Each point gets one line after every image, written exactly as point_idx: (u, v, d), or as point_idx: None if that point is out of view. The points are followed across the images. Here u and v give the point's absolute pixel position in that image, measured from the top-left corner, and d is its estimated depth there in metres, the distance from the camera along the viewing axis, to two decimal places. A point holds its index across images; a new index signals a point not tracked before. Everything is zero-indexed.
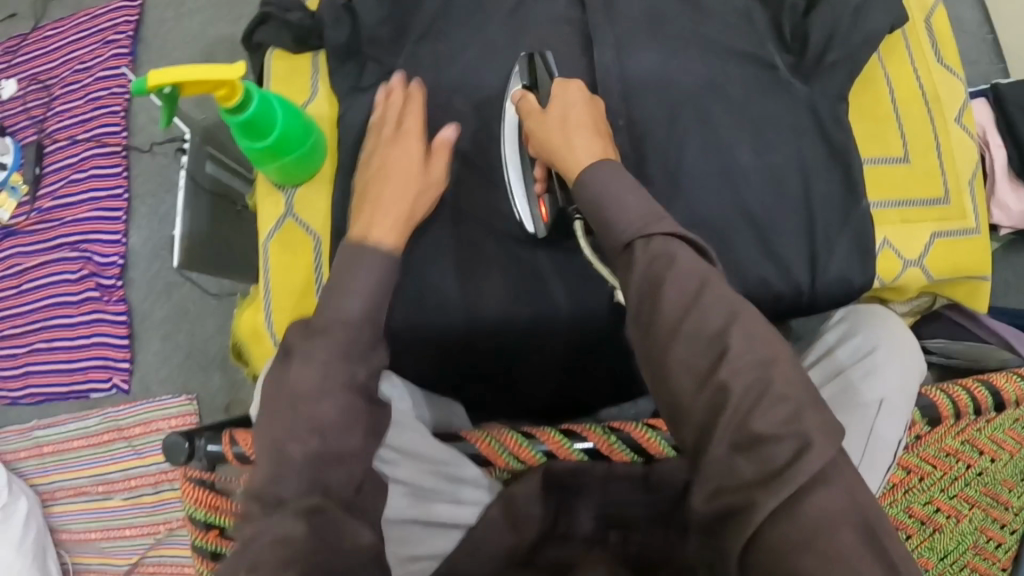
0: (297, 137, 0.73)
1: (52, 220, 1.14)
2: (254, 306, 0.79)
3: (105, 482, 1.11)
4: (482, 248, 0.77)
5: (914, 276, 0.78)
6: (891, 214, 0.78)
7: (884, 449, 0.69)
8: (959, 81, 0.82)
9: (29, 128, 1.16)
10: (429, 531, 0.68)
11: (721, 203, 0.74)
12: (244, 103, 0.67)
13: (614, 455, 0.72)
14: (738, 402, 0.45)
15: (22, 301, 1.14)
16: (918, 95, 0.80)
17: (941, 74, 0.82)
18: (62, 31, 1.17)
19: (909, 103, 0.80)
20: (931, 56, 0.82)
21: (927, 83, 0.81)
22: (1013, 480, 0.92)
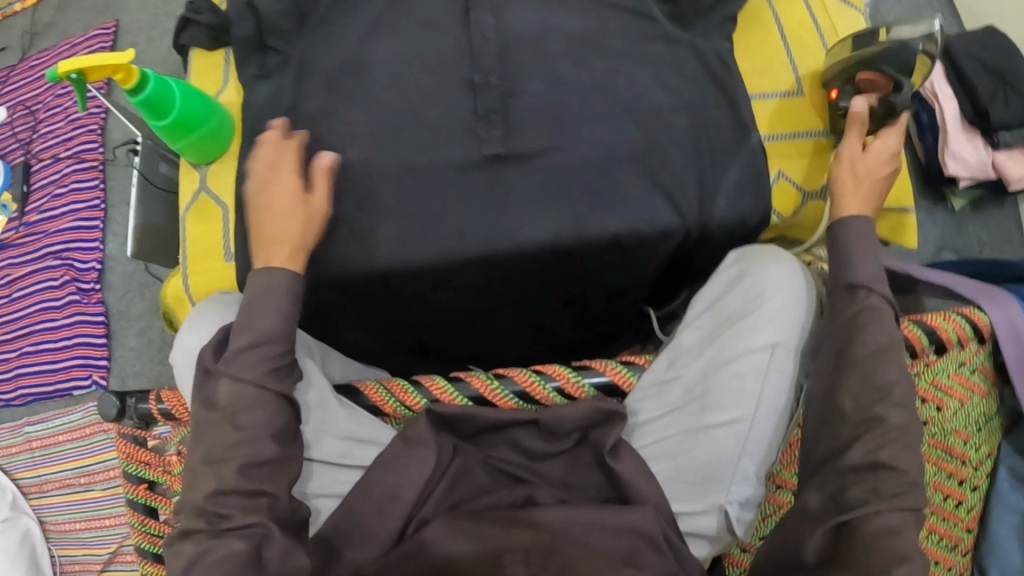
0: (201, 116, 0.76)
1: (37, 232, 1.23)
2: (178, 272, 0.83)
3: (86, 474, 1.17)
4: None
5: (814, 209, 0.81)
6: (787, 146, 0.82)
7: (777, 396, 0.68)
8: (858, 16, 0.87)
9: (18, 151, 1.27)
10: (325, 470, 0.71)
11: (609, 148, 0.74)
12: (142, 85, 0.71)
13: (499, 401, 0.74)
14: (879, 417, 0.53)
15: (13, 309, 1.22)
16: (812, 31, 0.85)
17: (838, 8, 0.87)
18: (45, 61, 1.29)
19: (800, 39, 0.85)
20: None
21: (821, 18, 0.86)
22: (967, 432, 0.87)
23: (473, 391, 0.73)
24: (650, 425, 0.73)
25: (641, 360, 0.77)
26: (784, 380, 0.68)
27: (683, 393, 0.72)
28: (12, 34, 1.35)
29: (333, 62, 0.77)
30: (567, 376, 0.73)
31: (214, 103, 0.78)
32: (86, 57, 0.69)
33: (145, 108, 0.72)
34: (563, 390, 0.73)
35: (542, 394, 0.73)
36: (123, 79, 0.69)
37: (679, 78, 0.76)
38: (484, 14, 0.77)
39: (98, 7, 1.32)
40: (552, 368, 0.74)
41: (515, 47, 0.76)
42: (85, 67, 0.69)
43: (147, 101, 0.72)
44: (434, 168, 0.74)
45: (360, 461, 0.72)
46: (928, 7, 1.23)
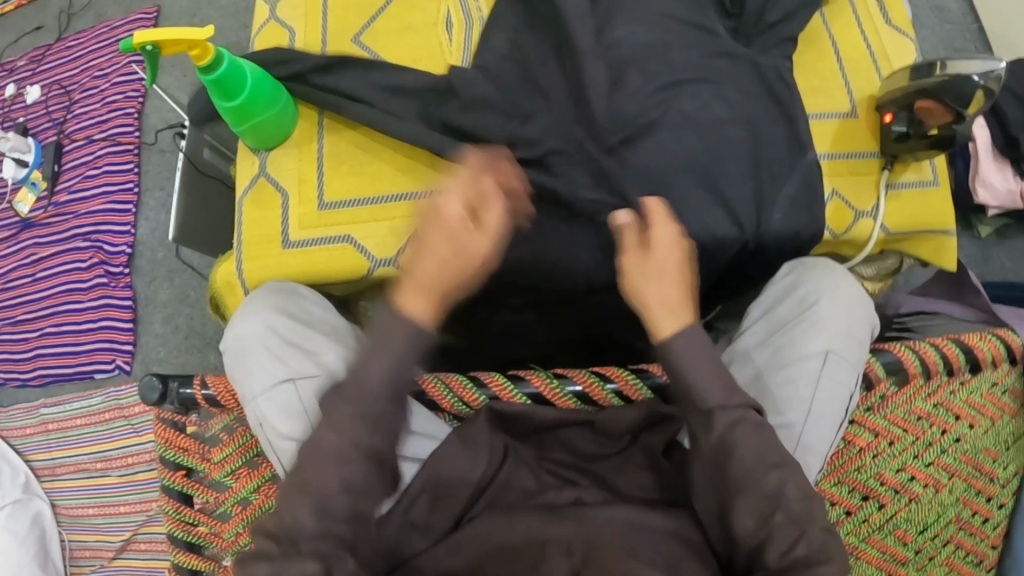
0: (268, 98, 0.76)
1: (67, 212, 1.22)
2: (231, 258, 0.83)
3: (103, 459, 1.16)
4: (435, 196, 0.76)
5: (865, 227, 0.82)
6: (840, 165, 0.83)
7: (834, 402, 0.70)
8: (909, 41, 0.89)
9: (50, 130, 1.26)
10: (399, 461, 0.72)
11: (670, 155, 0.75)
12: (215, 64, 0.71)
13: (558, 401, 0.75)
14: None
15: (37, 289, 1.21)
16: (865, 54, 0.87)
17: (891, 34, 0.89)
18: (83, 42, 1.29)
19: (854, 61, 0.87)
20: (879, 18, 0.89)
21: (875, 43, 0.88)
22: (996, 449, 0.88)
23: (532, 388, 0.74)
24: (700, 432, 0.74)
25: None
26: (840, 387, 0.70)
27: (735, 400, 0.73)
28: (49, 13, 1.35)
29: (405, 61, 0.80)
30: (624, 377, 0.75)
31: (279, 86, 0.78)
32: (163, 32, 0.69)
33: (216, 88, 0.72)
34: (621, 392, 0.74)
35: (600, 395, 0.74)
36: (198, 57, 0.70)
37: (741, 92, 0.78)
38: (553, 17, 0.78)
39: None
40: (610, 371, 0.75)
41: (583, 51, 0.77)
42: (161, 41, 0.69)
43: (218, 82, 0.73)
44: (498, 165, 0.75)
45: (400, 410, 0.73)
46: (960, 37, 1.28)
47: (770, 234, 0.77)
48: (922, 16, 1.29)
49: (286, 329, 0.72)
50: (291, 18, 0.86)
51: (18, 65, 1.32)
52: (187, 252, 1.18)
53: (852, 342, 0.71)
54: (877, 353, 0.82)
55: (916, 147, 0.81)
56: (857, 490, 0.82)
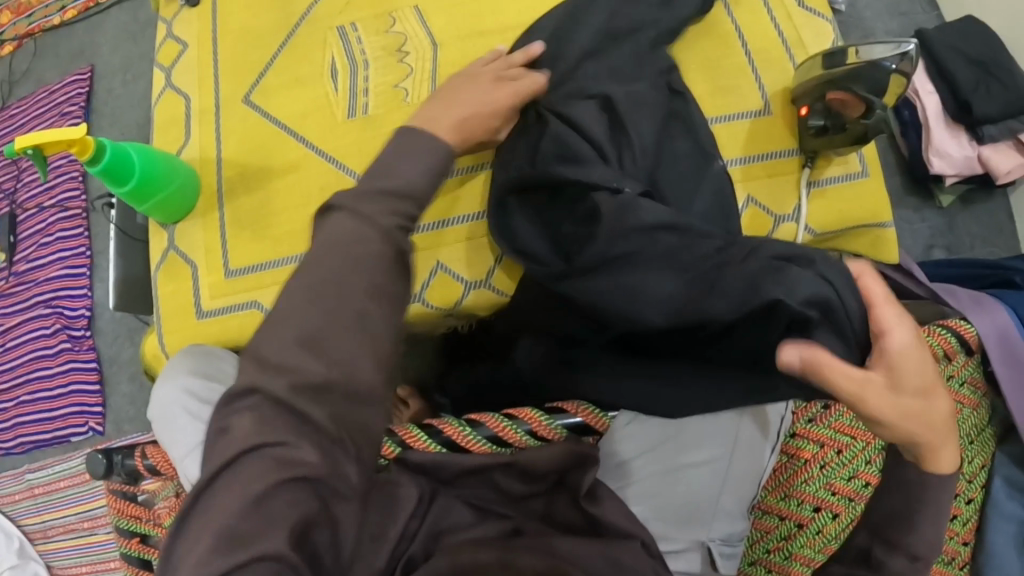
0: (162, 179, 0.76)
1: (27, 281, 1.24)
2: (153, 330, 0.83)
3: (88, 519, 1.18)
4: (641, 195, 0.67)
5: (787, 232, 0.80)
6: (756, 169, 0.80)
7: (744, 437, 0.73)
8: (826, 23, 0.84)
9: (3, 201, 1.28)
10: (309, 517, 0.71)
11: None
12: (98, 155, 0.69)
13: (473, 447, 0.73)
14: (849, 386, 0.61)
15: (7, 359, 1.24)
16: (777, 44, 0.83)
17: (806, 18, 0.85)
18: (24, 110, 1.30)
19: (765, 53, 0.83)
20: (791, 3, 0.85)
21: (787, 30, 0.84)
22: (960, 445, 0.85)
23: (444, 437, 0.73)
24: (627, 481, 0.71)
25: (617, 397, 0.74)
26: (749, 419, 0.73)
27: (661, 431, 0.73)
28: None
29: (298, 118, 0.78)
30: (538, 417, 0.73)
31: (175, 164, 0.78)
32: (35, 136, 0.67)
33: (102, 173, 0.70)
34: (535, 432, 0.72)
35: (514, 438, 0.72)
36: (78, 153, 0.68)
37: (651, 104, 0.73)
38: None
39: (72, 53, 1.32)
40: (524, 412, 0.73)
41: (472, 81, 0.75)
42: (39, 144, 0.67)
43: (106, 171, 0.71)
44: None
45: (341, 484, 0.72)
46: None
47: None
48: None
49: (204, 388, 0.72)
50: (185, 83, 0.86)
51: None
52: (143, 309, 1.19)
53: None
54: None
55: (835, 142, 0.76)
56: (807, 503, 0.78)
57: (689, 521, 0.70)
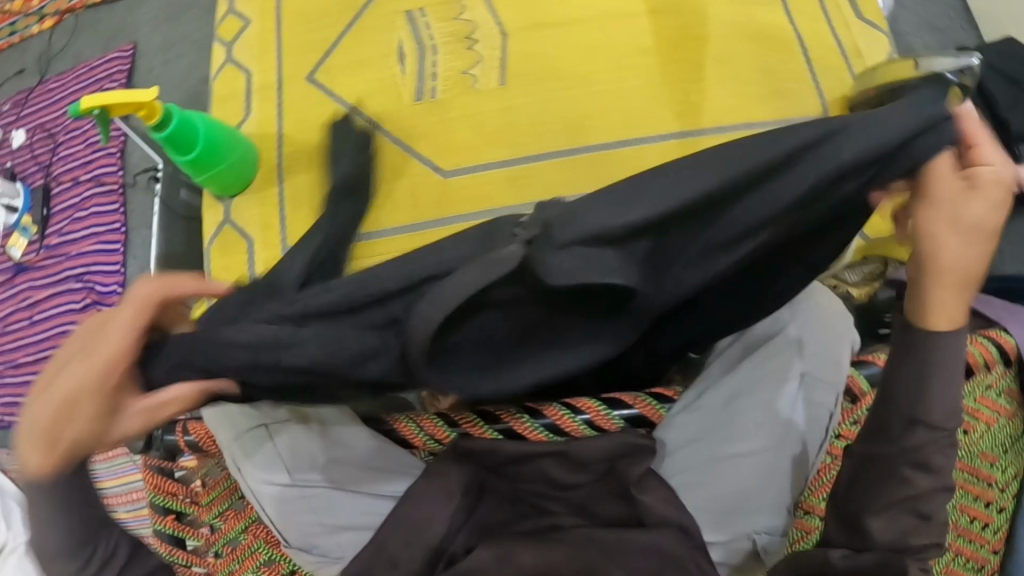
0: (223, 151, 0.76)
1: (58, 255, 1.23)
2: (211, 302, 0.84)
3: (110, 496, 1.17)
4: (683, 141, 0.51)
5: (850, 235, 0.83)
6: None
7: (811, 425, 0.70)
8: (883, 35, 0.86)
9: (38, 174, 1.28)
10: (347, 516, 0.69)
11: None
12: (165, 121, 0.70)
13: (530, 434, 0.74)
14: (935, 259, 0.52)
15: (34, 331, 1.23)
16: (836, 52, 0.85)
17: (863, 29, 0.86)
18: (64, 84, 1.31)
19: (823, 60, 0.84)
20: (849, 13, 0.87)
21: (845, 39, 0.85)
22: (995, 453, 0.86)
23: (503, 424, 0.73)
24: (676, 468, 0.71)
25: (671, 392, 0.75)
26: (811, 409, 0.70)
27: (714, 412, 0.71)
28: (29, 57, 1.36)
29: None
30: (597, 407, 0.73)
31: (235, 137, 0.78)
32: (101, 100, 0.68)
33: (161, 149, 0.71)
34: (593, 421, 0.73)
35: (572, 428, 0.73)
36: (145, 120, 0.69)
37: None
38: None
39: (115, 29, 1.33)
40: (582, 401, 0.74)
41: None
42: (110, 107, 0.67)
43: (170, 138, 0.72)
44: None
45: (372, 475, 0.71)
46: (945, 16, 1.25)
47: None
48: None
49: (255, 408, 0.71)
50: (245, 59, 0.91)
51: (4, 111, 1.34)
52: None
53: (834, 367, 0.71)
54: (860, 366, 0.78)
55: None
56: None
57: (744, 508, 0.68)
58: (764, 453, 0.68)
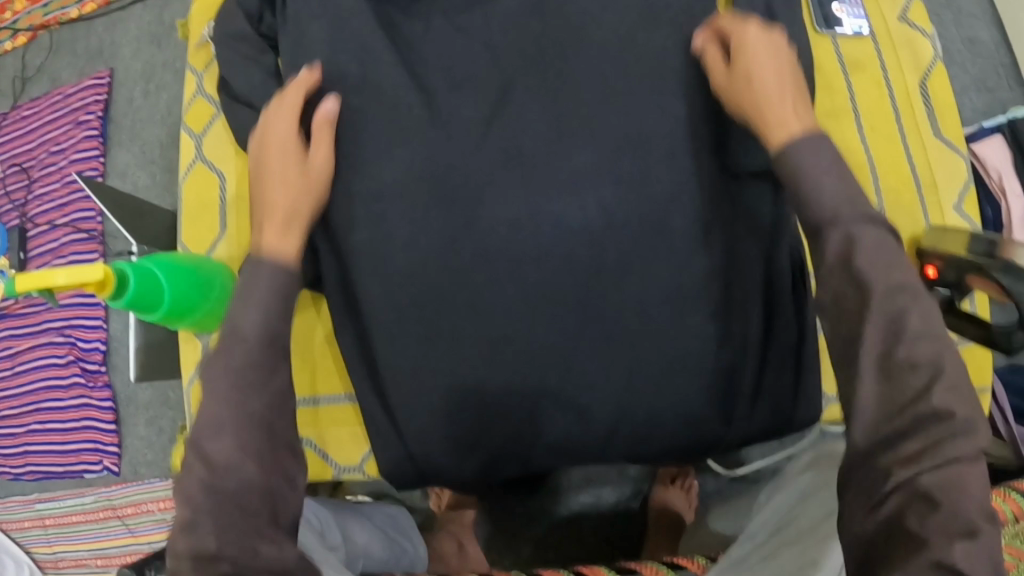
0: (194, 300, 0.67)
1: (38, 304, 1.17)
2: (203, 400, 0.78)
3: (103, 556, 1.14)
4: None
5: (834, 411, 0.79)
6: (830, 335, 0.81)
7: None
8: (962, 159, 0.78)
9: (12, 212, 1.19)
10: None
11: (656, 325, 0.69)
12: (129, 286, 0.60)
13: None
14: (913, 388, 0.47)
15: (17, 383, 1.18)
16: (908, 185, 0.77)
17: (938, 152, 0.78)
18: (37, 112, 1.20)
19: (894, 198, 0.77)
20: (926, 130, 0.78)
21: (919, 166, 0.77)
22: None
23: None
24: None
25: (691, 564, 0.71)
26: None
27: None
28: (1, 77, 1.26)
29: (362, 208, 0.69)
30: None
31: (203, 274, 0.69)
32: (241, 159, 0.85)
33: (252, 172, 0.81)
34: None
35: None
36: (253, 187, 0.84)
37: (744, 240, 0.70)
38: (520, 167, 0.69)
39: (92, 52, 1.22)
40: (593, 571, 0.71)
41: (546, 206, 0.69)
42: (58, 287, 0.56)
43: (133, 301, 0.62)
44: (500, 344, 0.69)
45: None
46: (994, 74, 1.16)
47: (754, 428, 0.72)
48: (952, 51, 1.17)
49: (309, 538, 0.70)
50: (218, 158, 0.83)
51: None
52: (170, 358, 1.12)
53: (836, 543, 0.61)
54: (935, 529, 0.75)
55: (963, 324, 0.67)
56: None
57: None
58: None
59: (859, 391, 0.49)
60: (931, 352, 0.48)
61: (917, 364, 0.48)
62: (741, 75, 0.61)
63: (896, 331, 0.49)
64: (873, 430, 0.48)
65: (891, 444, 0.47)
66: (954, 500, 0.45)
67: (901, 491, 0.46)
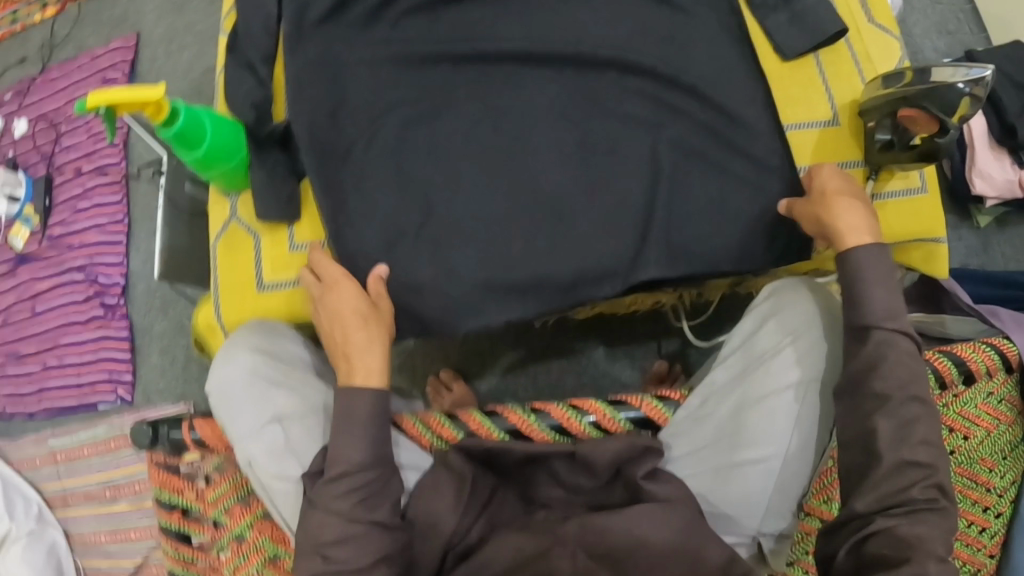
0: (229, 148, 0.75)
1: (61, 246, 1.23)
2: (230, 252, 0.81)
3: (113, 487, 1.17)
4: (617, 76, 0.79)
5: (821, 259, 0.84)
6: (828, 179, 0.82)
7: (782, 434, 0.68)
8: (893, 39, 0.86)
9: (40, 164, 1.27)
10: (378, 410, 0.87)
11: (636, 171, 0.76)
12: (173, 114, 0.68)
13: (535, 435, 0.74)
14: (897, 441, 0.62)
15: (37, 322, 1.23)
16: (848, 58, 0.84)
17: (874, 33, 0.86)
18: (66, 72, 1.30)
19: (837, 70, 0.83)
20: (861, 18, 0.87)
21: (857, 44, 0.85)
22: (994, 459, 0.85)
23: (509, 424, 0.74)
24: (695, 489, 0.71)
25: (676, 395, 0.75)
26: (783, 426, 0.68)
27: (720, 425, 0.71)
28: (31, 45, 1.36)
29: (377, 72, 0.78)
30: (603, 409, 0.74)
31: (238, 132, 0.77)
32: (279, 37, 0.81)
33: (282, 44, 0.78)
34: (598, 422, 0.73)
35: (577, 428, 0.74)
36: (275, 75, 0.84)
37: (710, 102, 0.79)
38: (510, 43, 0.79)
39: (120, 18, 1.33)
40: (588, 403, 0.74)
41: (537, 76, 0.79)
42: (116, 101, 0.64)
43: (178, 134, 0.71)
44: (499, 188, 0.76)
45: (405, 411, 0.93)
46: (954, 19, 1.26)
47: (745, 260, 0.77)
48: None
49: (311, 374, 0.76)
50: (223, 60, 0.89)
51: (4, 99, 1.33)
52: (191, 292, 1.17)
53: (799, 351, 0.69)
54: (949, 360, 0.81)
55: (900, 159, 0.75)
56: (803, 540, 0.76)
57: (746, 496, 0.68)
58: (775, 462, 0.68)
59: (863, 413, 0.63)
60: (928, 457, 0.62)
61: (888, 398, 0.62)
62: (817, 193, 0.71)
63: (902, 436, 0.62)
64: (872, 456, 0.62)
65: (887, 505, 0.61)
66: (925, 527, 0.60)
67: (885, 534, 0.60)
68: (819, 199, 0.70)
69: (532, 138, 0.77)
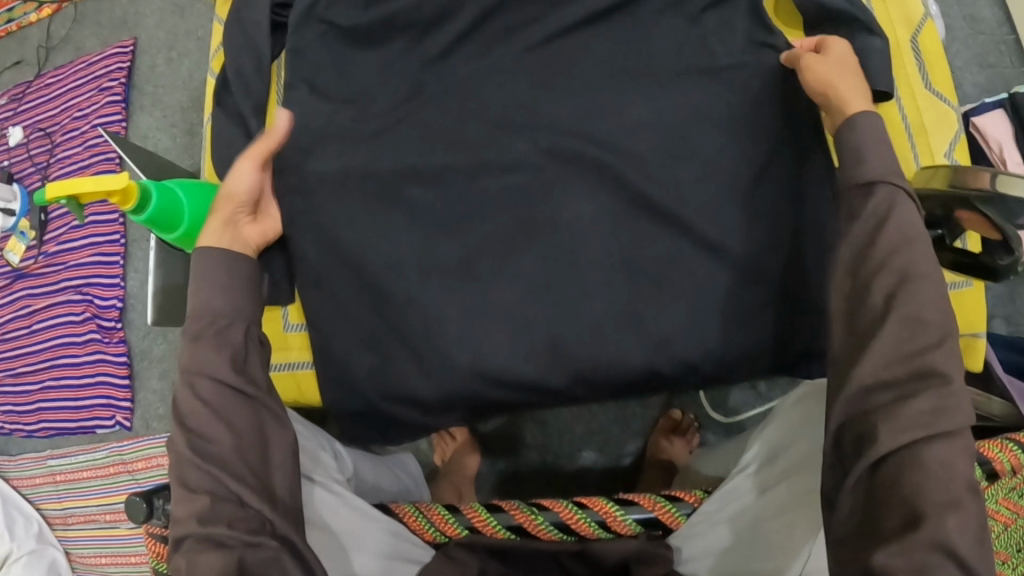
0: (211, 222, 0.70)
1: (57, 263, 1.20)
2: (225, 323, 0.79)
3: (111, 511, 1.16)
4: (643, 146, 0.72)
5: None
6: None
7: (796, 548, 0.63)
8: (950, 108, 0.80)
9: (35, 175, 1.23)
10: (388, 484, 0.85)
11: (657, 255, 0.71)
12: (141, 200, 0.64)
13: (541, 534, 0.72)
14: (904, 341, 0.51)
15: (33, 341, 1.21)
16: (902, 130, 0.79)
17: (930, 99, 0.80)
18: (61, 79, 1.24)
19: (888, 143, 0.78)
20: (917, 81, 0.80)
21: (910, 113, 0.79)
22: (1007, 552, 0.81)
23: (513, 522, 0.71)
24: None
25: (690, 497, 0.72)
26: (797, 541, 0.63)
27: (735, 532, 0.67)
28: (28, 46, 1.31)
29: None
30: (613, 510, 0.71)
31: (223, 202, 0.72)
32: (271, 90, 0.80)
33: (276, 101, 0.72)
34: (606, 522, 0.70)
35: (583, 528, 0.71)
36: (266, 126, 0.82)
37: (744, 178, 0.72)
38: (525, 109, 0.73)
39: (116, 21, 1.27)
40: (596, 502, 0.71)
41: (553, 143, 0.73)
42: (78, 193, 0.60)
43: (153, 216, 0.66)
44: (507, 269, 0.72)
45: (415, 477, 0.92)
46: (996, 51, 1.18)
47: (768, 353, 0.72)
48: (954, 28, 1.19)
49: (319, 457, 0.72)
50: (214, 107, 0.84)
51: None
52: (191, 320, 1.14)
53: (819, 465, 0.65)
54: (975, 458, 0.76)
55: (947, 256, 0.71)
56: None
57: None
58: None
59: (865, 359, 0.52)
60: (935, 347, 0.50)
61: (878, 307, 0.53)
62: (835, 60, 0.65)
63: (907, 336, 0.51)
64: (869, 437, 0.50)
65: (891, 407, 0.50)
66: (949, 436, 0.48)
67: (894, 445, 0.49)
68: (838, 69, 0.65)
69: (546, 215, 0.72)
